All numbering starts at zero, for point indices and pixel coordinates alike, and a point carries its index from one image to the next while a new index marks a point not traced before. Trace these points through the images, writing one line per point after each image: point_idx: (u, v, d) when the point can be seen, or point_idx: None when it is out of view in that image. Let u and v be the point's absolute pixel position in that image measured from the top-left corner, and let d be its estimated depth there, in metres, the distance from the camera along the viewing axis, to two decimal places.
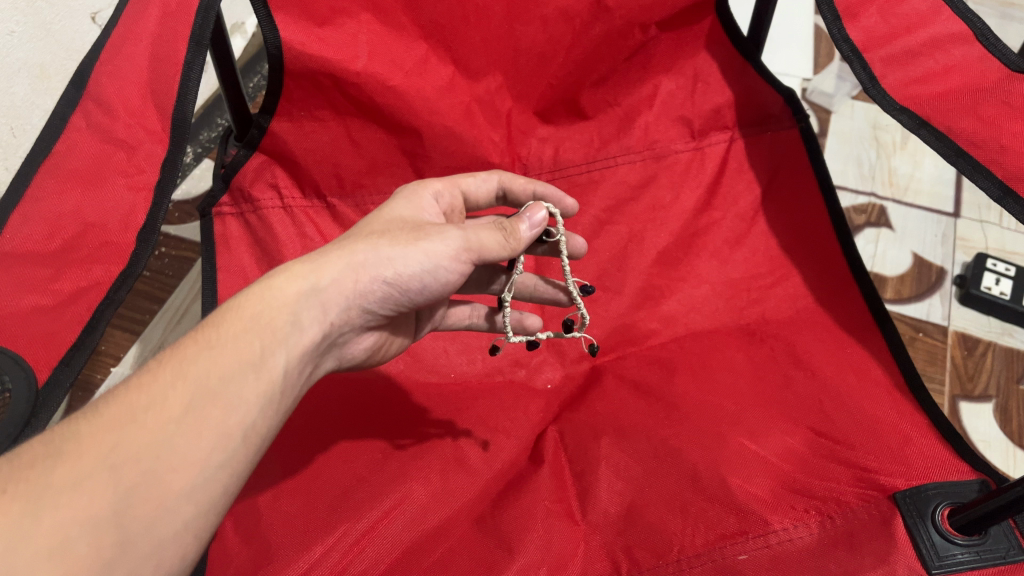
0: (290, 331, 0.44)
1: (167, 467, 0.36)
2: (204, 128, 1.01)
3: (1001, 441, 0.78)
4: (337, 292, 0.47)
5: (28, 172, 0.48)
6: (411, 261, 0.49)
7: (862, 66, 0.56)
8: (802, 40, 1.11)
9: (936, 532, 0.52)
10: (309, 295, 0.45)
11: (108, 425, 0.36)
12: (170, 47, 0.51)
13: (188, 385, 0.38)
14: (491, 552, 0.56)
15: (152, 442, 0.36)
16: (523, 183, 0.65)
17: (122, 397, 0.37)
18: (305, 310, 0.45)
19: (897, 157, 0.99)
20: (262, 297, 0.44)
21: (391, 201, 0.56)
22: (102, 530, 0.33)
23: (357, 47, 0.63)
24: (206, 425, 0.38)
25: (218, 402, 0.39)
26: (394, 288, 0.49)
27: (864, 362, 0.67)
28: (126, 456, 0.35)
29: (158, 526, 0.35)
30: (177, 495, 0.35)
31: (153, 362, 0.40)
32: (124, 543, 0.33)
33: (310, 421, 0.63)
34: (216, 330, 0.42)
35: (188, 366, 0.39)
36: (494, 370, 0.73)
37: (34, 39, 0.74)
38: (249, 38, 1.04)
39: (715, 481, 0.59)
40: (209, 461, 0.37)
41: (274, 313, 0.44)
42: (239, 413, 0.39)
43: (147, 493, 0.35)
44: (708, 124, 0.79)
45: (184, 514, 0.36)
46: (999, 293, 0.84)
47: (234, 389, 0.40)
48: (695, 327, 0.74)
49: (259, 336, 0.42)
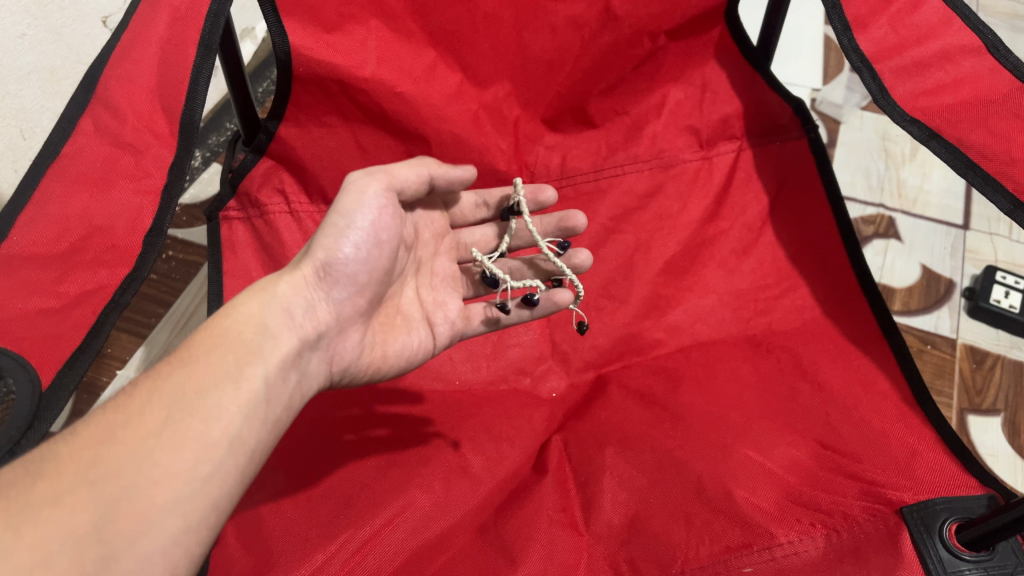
0: (244, 329, 0.45)
1: (149, 479, 0.36)
2: (212, 133, 1.02)
3: (1009, 455, 0.77)
4: (291, 291, 0.48)
5: (36, 175, 0.48)
6: (339, 236, 0.50)
7: (871, 76, 0.56)
8: (811, 49, 1.11)
9: (944, 548, 0.51)
10: (269, 302, 0.47)
11: (86, 443, 0.36)
12: (179, 51, 0.51)
13: (165, 400, 0.39)
14: (494, 562, 0.56)
15: (132, 456, 0.36)
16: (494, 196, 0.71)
17: (100, 417, 0.38)
18: (270, 317, 0.46)
19: (906, 168, 0.99)
20: (227, 314, 0.45)
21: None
22: (84, 546, 0.33)
23: (365, 54, 0.63)
24: (188, 436, 0.38)
25: (200, 414, 0.39)
26: (337, 266, 0.50)
27: (871, 374, 0.67)
28: (106, 471, 0.35)
29: (143, 540, 0.34)
30: (162, 507, 0.35)
31: (131, 383, 0.41)
32: (109, 558, 0.33)
33: (303, 422, 0.63)
34: (190, 347, 0.43)
35: (162, 381, 0.40)
36: (498, 378, 0.73)
37: (45, 43, 0.74)
38: (258, 43, 1.05)
39: (720, 492, 0.59)
40: (194, 473, 0.37)
41: (227, 318, 0.45)
42: (223, 425, 0.40)
43: (129, 506, 0.35)
44: (717, 134, 0.79)
45: (171, 526, 0.35)
46: (1008, 306, 0.83)
47: (213, 399, 0.40)
48: (701, 337, 0.74)
49: (228, 347, 0.43)
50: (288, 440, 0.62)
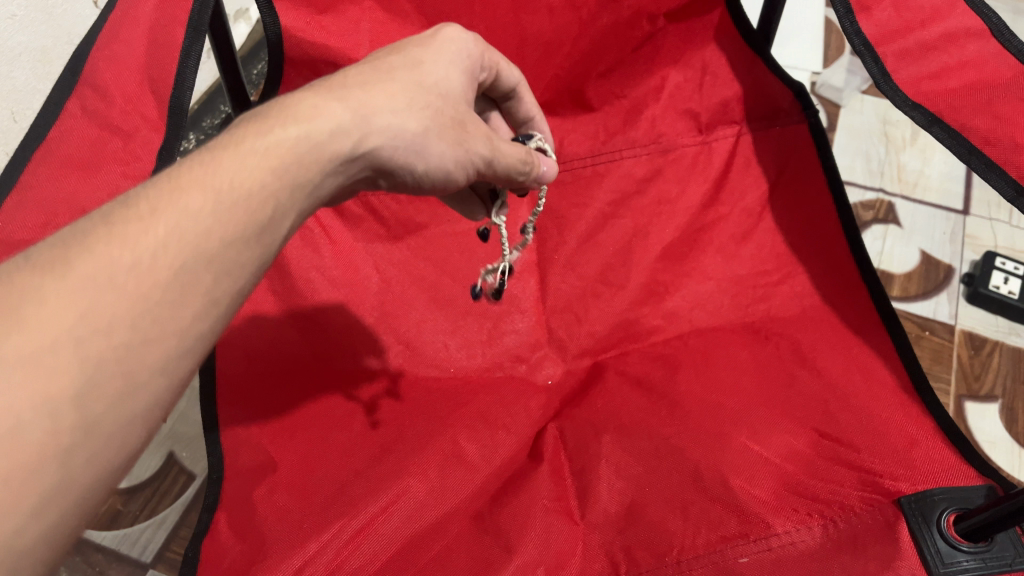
0: (309, 197, 0.36)
1: (144, 338, 0.29)
2: (206, 115, 1.01)
3: (1006, 441, 0.77)
4: (366, 164, 0.39)
5: (23, 158, 0.47)
6: (446, 165, 0.43)
7: (874, 60, 0.54)
8: (811, 31, 1.09)
9: (941, 540, 0.51)
10: (341, 160, 0.37)
11: (77, 284, 0.29)
12: (168, 32, 0.51)
13: (183, 243, 0.31)
14: (490, 550, 0.56)
15: (133, 310, 0.29)
16: (532, 102, 0.59)
17: (95, 246, 0.30)
18: (329, 176, 0.37)
19: (906, 152, 0.97)
20: (292, 146, 0.35)
21: (425, 51, 0.44)
22: (63, 410, 0.27)
23: (359, 35, 0.63)
24: (195, 289, 0.31)
25: (213, 266, 0.32)
26: (416, 181, 0.43)
27: (870, 363, 0.66)
28: (100, 324, 0.28)
29: (128, 404, 0.29)
30: (151, 371, 0.29)
31: (134, 200, 0.32)
32: (90, 425, 0.28)
33: (294, 396, 0.63)
34: (215, 169, 0.33)
35: (181, 215, 0.32)
36: (494, 365, 0.72)
37: (36, 23, 0.73)
38: (252, 24, 1.03)
39: (717, 481, 0.58)
40: (190, 331, 0.31)
41: (301, 171, 0.35)
42: (231, 279, 0.33)
43: (120, 367, 0.29)
44: (715, 118, 0.77)
45: (157, 390, 0.30)
46: (1007, 292, 0.83)
47: (234, 252, 0.33)
48: (699, 324, 0.73)
49: (270, 191, 0.34)
50: (280, 415, 0.61)
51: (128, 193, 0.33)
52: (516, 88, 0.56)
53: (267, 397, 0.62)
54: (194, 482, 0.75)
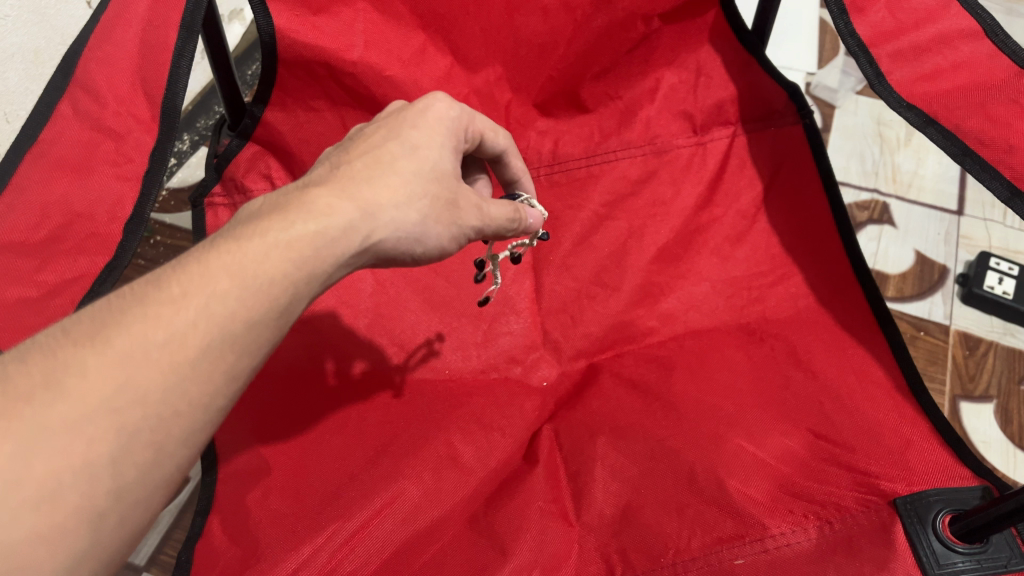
0: (322, 284, 0.38)
1: (171, 411, 0.31)
2: (200, 116, 1.00)
3: (1001, 441, 0.77)
4: (372, 252, 0.41)
5: (14, 159, 0.46)
6: (443, 243, 0.46)
7: (868, 62, 0.55)
8: (807, 32, 1.09)
9: (937, 541, 0.52)
10: (353, 251, 0.39)
11: (115, 359, 0.31)
12: (160, 33, 0.50)
13: (211, 324, 0.33)
14: (485, 553, 0.56)
15: (163, 387, 0.31)
16: (519, 164, 0.59)
17: (130, 325, 0.32)
18: (340, 266, 0.39)
19: (901, 153, 0.98)
20: (309, 236, 0.37)
21: (419, 131, 0.46)
22: (98, 477, 0.29)
23: (353, 37, 0.63)
24: (218, 367, 0.33)
25: (235, 346, 0.34)
26: (416, 259, 0.45)
27: (865, 364, 0.66)
28: (133, 398, 0.30)
29: (154, 472, 0.31)
30: (176, 442, 0.32)
31: (165, 279, 0.34)
32: (120, 491, 0.30)
33: (287, 396, 0.62)
34: (240, 254, 0.35)
35: (209, 299, 0.33)
36: (489, 367, 0.72)
37: (29, 24, 0.72)
38: (247, 25, 1.03)
39: (713, 482, 0.58)
40: (213, 404, 0.33)
41: (316, 262, 0.37)
42: (251, 354, 0.35)
43: (148, 438, 0.31)
44: (710, 119, 0.77)
45: (178, 460, 0.32)
46: (1002, 293, 0.83)
47: (257, 333, 0.35)
48: (694, 326, 0.72)
49: (291, 280, 0.36)
50: (275, 418, 0.61)
51: (160, 268, 0.35)
52: (504, 152, 0.57)
53: (260, 396, 0.61)
54: (188, 484, 0.74)
